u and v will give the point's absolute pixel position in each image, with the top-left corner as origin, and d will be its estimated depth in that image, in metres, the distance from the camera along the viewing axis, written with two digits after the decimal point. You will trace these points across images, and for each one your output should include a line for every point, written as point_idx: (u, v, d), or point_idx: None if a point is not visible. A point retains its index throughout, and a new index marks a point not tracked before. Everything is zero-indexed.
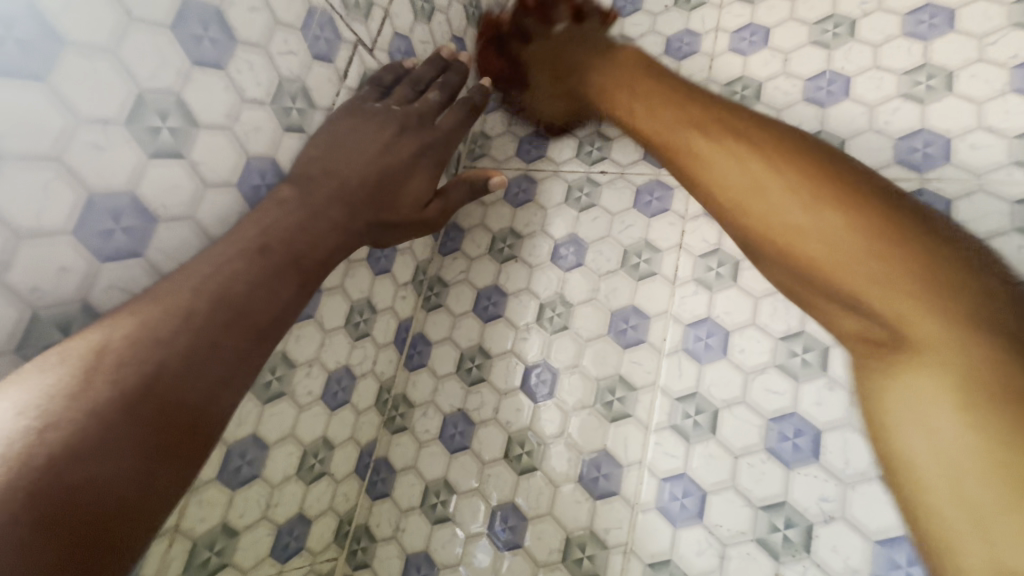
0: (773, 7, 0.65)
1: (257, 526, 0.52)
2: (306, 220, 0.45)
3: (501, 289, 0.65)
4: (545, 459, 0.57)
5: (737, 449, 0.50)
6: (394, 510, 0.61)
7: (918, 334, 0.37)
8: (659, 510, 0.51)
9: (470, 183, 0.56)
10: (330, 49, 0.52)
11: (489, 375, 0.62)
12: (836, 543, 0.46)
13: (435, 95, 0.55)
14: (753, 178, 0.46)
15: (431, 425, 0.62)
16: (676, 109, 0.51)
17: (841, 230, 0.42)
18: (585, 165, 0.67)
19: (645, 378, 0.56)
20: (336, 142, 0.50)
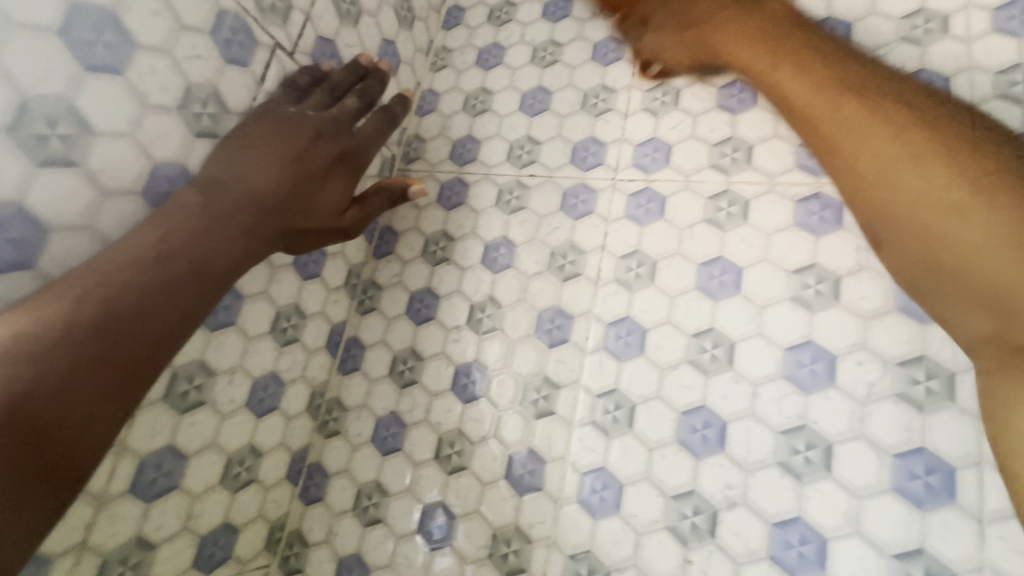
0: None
1: (177, 538, 0.51)
2: (211, 224, 0.45)
3: (434, 291, 0.65)
4: (475, 457, 0.58)
5: (652, 442, 0.53)
6: (327, 513, 0.60)
7: (931, 226, 0.45)
8: (580, 503, 0.53)
9: (389, 191, 0.57)
10: (246, 53, 0.52)
11: (421, 377, 0.62)
12: (738, 526, 0.49)
13: (350, 102, 0.55)
14: (808, 94, 0.53)
15: (364, 428, 0.62)
16: (759, 47, 0.56)
17: (889, 159, 0.48)
18: (516, 167, 0.67)
19: (568, 376, 0.58)
20: (247, 144, 0.50)
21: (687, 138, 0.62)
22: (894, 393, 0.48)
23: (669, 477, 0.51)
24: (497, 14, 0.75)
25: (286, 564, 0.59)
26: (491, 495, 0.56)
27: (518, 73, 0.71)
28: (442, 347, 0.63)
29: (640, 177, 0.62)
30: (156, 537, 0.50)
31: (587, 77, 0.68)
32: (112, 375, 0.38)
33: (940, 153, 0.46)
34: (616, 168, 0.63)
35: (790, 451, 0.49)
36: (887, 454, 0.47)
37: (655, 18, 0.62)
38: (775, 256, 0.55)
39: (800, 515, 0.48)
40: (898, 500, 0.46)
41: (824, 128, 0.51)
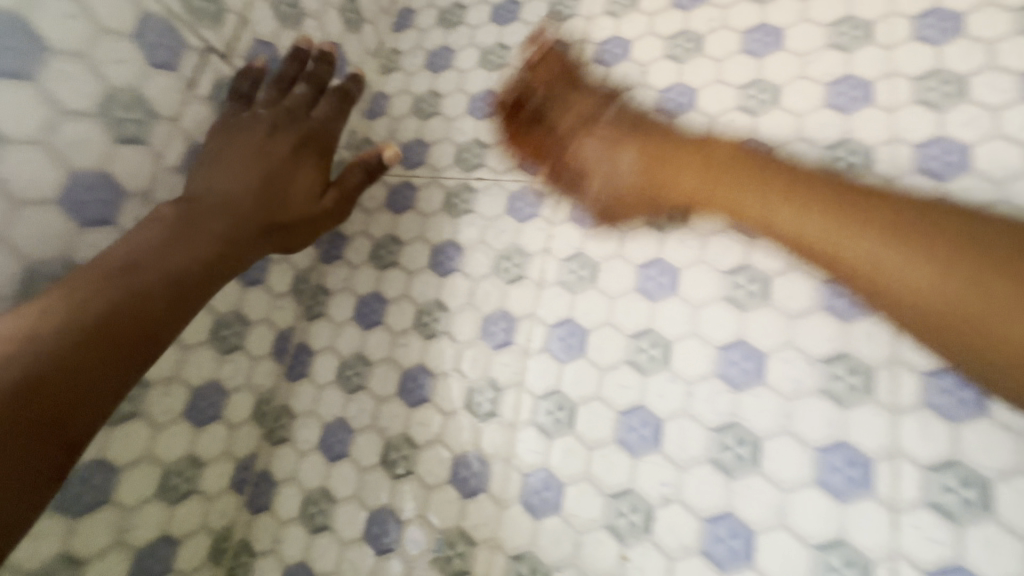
0: (636, 22, 0.69)
1: (108, 553, 0.50)
2: (183, 234, 0.49)
3: (382, 296, 0.65)
4: (421, 462, 0.58)
5: (591, 442, 0.54)
6: (273, 522, 0.59)
7: (929, 300, 0.45)
8: (523, 504, 0.54)
9: (366, 163, 0.62)
10: (170, 57, 0.53)
11: (368, 382, 0.62)
12: (673, 521, 0.50)
13: (302, 90, 0.59)
14: (799, 219, 0.51)
15: (311, 435, 0.61)
16: (675, 162, 0.57)
17: (857, 243, 0.48)
18: (464, 171, 0.68)
19: (510, 377, 0.58)
20: (215, 156, 0.54)
21: (628, 141, 0.63)
22: (818, 389, 0.51)
23: (608, 476, 0.53)
24: (446, 17, 0.76)
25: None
26: (438, 501, 0.56)
27: (467, 76, 0.72)
28: (389, 352, 0.63)
29: (584, 180, 0.63)
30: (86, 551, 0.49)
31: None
32: (81, 386, 0.41)
33: (913, 229, 0.47)
34: (559, 171, 0.64)
35: (721, 448, 0.51)
36: (812, 449, 0.49)
37: (567, 123, 0.65)
38: (710, 255, 0.57)
39: (730, 511, 0.50)
40: (821, 493, 0.48)
41: (756, 213, 0.53)
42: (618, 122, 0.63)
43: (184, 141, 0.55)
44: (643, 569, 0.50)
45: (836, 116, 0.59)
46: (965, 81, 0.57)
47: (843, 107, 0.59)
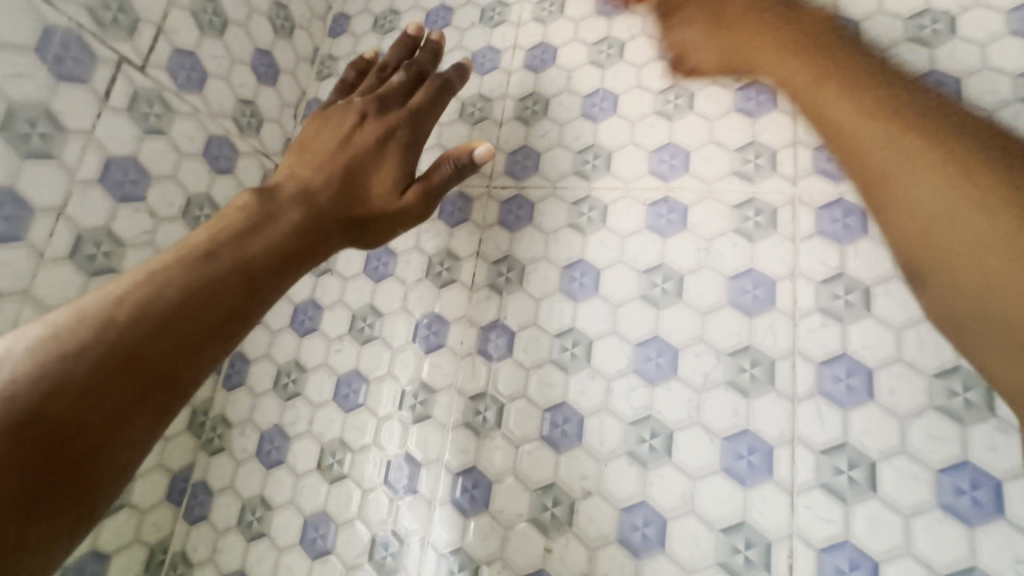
0: (629, 22, 0.63)
1: None
2: (259, 224, 0.46)
3: (441, 316, 0.60)
4: (497, 495, 0.53)
5: (693, 471, 0.49)
6: (211, 532, 0.58)
7: (1003, 286, 0.36)
8: (621, 542, 0.49)
9: (457, 158, 0.51)
10: (86, 74, 0.53)
11: (431, 411, 0.57)
12: (791, 553, 0.46)
13: (400, 77, 0.56)
14: (882, 142, 0.44)
15: (248, 444, 0.61)
16: (831, 88, 0.49)
17: (972, 215, 0.38)
18: (516, 180, 0.62)
19: (554, 397, 0.54)
20: (306, 151, 0.53)
21: (704, 144, 0.57)
22: (933, 407, 0.45)
23: (715, 508, 0.48)
24: (380, 22, 0.72)
25: None
26: (509, 542, 0.51)
27: (484, 81, 0.66)
28: (388, 366, 0.59)
29: (657, 186, 0.57)
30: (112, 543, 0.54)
31: (521, 84, 0.65)
32: (145, 367, 0.37)
33: (980, 175, 0.39)
34: (629, 177, 0.58)
35: (833, 471, 0.46)
36: (932, 471, 0.44)
37: (690, 14, 0.58)
38: (803, 267, 0.51)
39: (847, 539, 0.45)
40: (949, 519, 0.43)
41: (893, 182, 0.43)
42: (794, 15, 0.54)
43: (99, 152, 0.54)
44: (564, 560, 0.50)
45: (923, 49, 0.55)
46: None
47: None
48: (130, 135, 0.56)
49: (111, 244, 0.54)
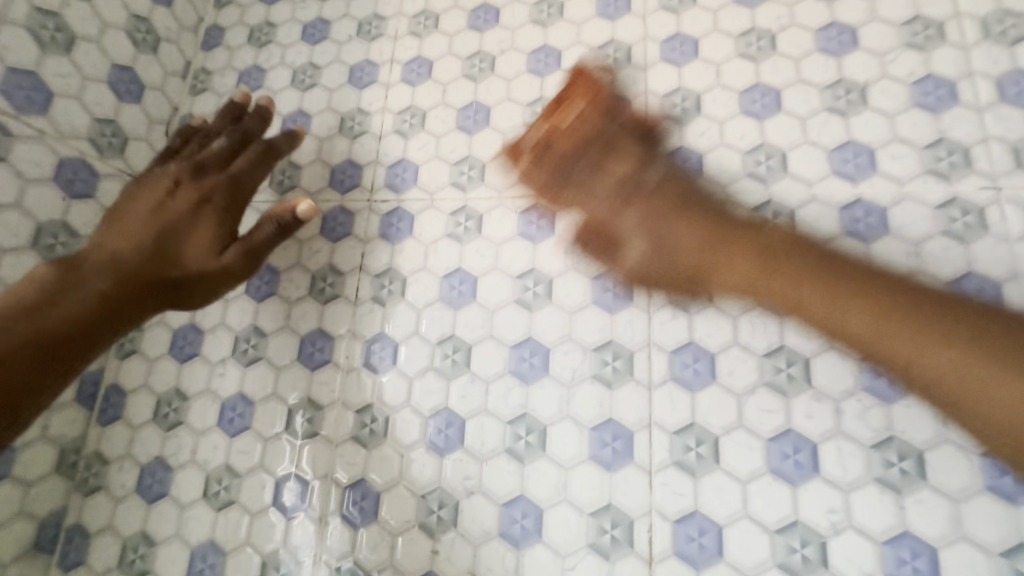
0: (498, 36, 0.71)
1: None
2: (58, 296, 0.51)
3: (323, 333, 0.63)
4: (385, 503, 0.56)
5: (566, 461, 0.54)
6: (109, 501, 0.61)
7: (990, 413, 0.40)
8: (502, 536, 0.53)
9: (278, 218, 0.57)
10: (43, 99, 0.61)
11: (324, 429, 0.60)
12: (650, 527, 0.51)
13: (222, 144, 0.62)
14: (931, 360, 0.42)
15: (127, 479, 0.62)
16: (837, 303, 0.46)
17: (940, 350, 0.42)
18: (396, 193, 0.67)
19: (475, 405, 0.57)
20: (119, 217, 0.58)
21: None
22: (764, 382, 0.52)
23: (667, 501, 0.51)
24: (256, 36, 0.79)
25: (66, 557, 0.60)
26: (469, 519, 0.54)
27: (335, 94, 0.73)
28: (273, 387, 0.62)
29: (528, 195, 0.63)
30: (44, 508, 0.60)
31: (397, 98, 0.71)
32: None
33: (959, 328, 0.42)
34: (502, 188, 0.64)
35: (683, 449, 0.52)
36: (763, 439, 0.51)
37: (645, 236, 0.54)
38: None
39: (696, 509, 0.50)
40: (777, 481, 0.50)
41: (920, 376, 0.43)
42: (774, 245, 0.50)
43: (52, 157, 0.62)
44: (451, 560, 0.53)
45: (839, 119, 0.59)
46: (956, 84, 0.58)
47: (853, 177, 0.57)
48: (57, 135, 0.62)
49: (67, 235, 0.62)
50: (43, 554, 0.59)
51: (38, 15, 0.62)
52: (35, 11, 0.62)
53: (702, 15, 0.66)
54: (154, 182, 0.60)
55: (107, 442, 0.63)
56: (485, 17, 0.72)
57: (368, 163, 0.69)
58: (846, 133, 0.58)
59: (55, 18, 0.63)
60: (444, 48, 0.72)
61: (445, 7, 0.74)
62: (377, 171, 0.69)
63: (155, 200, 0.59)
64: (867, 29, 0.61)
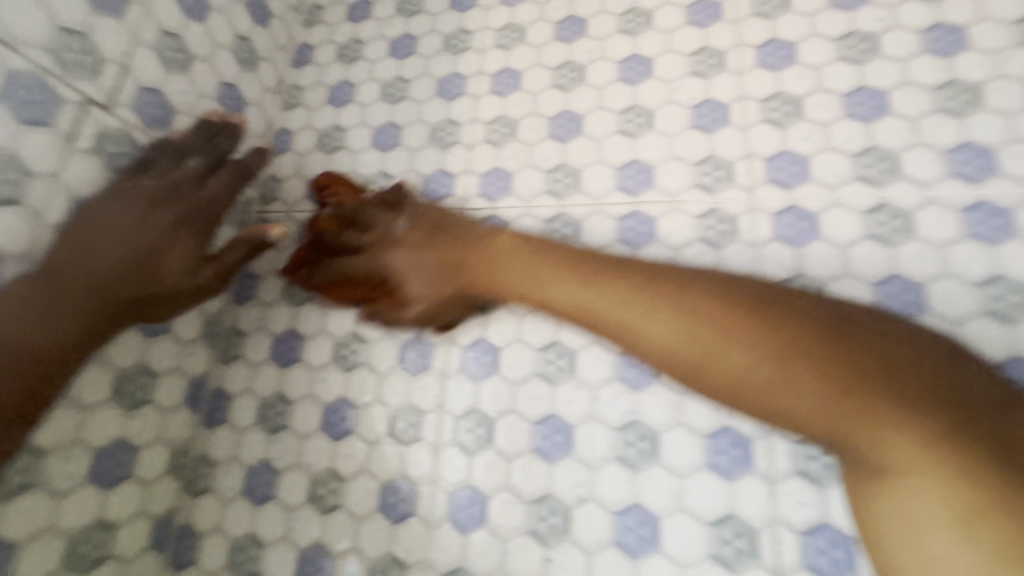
0: (587, 47, 0.72)
1: (98, 548, 0.56)
2: (34, 321, 0.47)
3: (423, 339, 0.64)
4: (494, 509, 0.56)
5: (681, 469, 0.53)
6: (217, 502, 0.63)
7: (775, 405, 0.45)
8: (617, 545, 0.52)
9: (247, 243, 0.59)
10: (166, 115, 0.61)
11: (425, 434, 0.61)
12: (776, 539, 0.49)
13: (196, 163, 0.58)
14: (732, 346, 0.46)
15: (234, 481, 0.63)
16: (642, 309, 0.51)
17: (749, 354, 0.46)
18: (490, 201, 0.68)
19: (580, 411, 0.57)
20: (88, 229, 0.51)
21: (743, 157, 0.61)
22: None
23: (791, 511, 0.50)
24: (345, 52, 0.81)
25: (178, 554, 0.62)
26: (583, 527, 0.53)
27: (424, 107, 0.75)
28: (375, 393, 0.63)
29: (626, 201, 0.63)
30: (157, 508, 0.61)
31: (487, 109, 0.73)
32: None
33: (871, 398, 0.41)
34: (598, 195, 0.64)
35: (807, 458, 0.51)
36: None
37: (480, 268, 0.60)
38: (766, 269, 0.57)
39: (825, 520, 0.49)
40: None
41: (761, 394, 0.45)
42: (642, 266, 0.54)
43: None
44: (565, 568, 0.53)
45: (953, 120, 0.57)
46: None
47: (973, 179, 0.55)
48: None
49: None
50: (157, 553, 0.61)
51: (162, 35, 0.63)
52: (160, 30, 0.62)
53: (799, 20, 0.65)
54: (122, 194, 0.54)
55: (214, 444, 0.65)
56: (572, 28, 0.73)
57: (462, 172, 0.70)
58: (962, 134, 0.57)
59: (176, 38, 0.64)
60: (532, 58, 0.73)
61: (532, 19, 0.76)
62: (471, 178, 0.69)
63: (127, 217, 0.52)
64: (978, 27, 0.60)
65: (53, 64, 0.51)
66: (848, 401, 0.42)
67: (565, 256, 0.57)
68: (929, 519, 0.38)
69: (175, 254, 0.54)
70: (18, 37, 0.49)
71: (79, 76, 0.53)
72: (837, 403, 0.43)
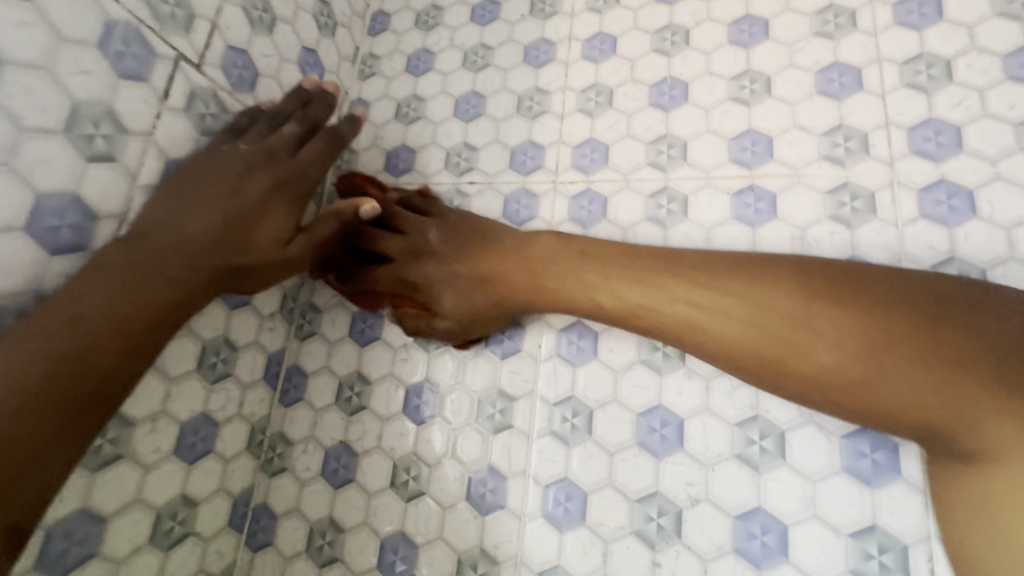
0: (691, 7, 0.65)
1: (178, 526, 0.53)
2: (132, 286, 0.43)
3: (513, 320, 0.60)
4: (594, 506, 0.52)
5: (812, 472, 0.48)
6: (295, 483, 0.61)
7: (884, 402, 0.43)
8: (738, 553, 0.48)
9: (340, 214, 0.56)
10: (252, 78, 0.58)
11: (514, 421, 0.56)
12: (930, 557, 0.45)
13: (292, 128, 0.55)
14: (761, 339, 0.47)
15: (311, 462, 0.61)
16: (701, 295, 0.49)
17: (826, 347, 0.45)
18: (585, 174, 0.63)
19: (691, 404, 0.52)
20: (185, 192, 0.49)
21: (880, 126, 0.55)
22: None
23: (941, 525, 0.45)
24: (423, 18, 0.77)
25: (254, 534, 0.60)
26: (698, 531, 0.49)
27: (511, 74, 0.70)
28: (459, 376, 0.60)
29: (741, 174, 0.57)
30: (235, 486, 0.59)
31: (579, 76, 0.67)
32: (6, 446, 0.37)
33: (947, 375, 0.42)
34: (709, 167, 0.58)
35: None
36: None
37: (519, 282, 0.56)
38: (910, 251, 0.51)
39: None
40: None
41: (860, 398, 0.44)
42: (655, 257, 0.53)
43: None
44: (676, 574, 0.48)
45: None
46: None
47: None
48: None
49: None
50: (234, 533, 0.58)
51: None
52: None
53: None
54: (219, 159, 0.51)
55: (291, 423, 0.63)
56: None
57: (553, 143, 0.65)
58: None
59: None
60: (630, 20, 0.67)
61: None
62: (564, 150, 0.64)
63: (224, 182, 0.50)
64: None
65: (149, 16, 0.49)
66: (943, 402, 0.41)
67: (593, 253, 0.54)
68: None
69: (268, 221, 0.51)
70: None
71: (172, 32, 0.51)
72: (938, 398, 0.42)
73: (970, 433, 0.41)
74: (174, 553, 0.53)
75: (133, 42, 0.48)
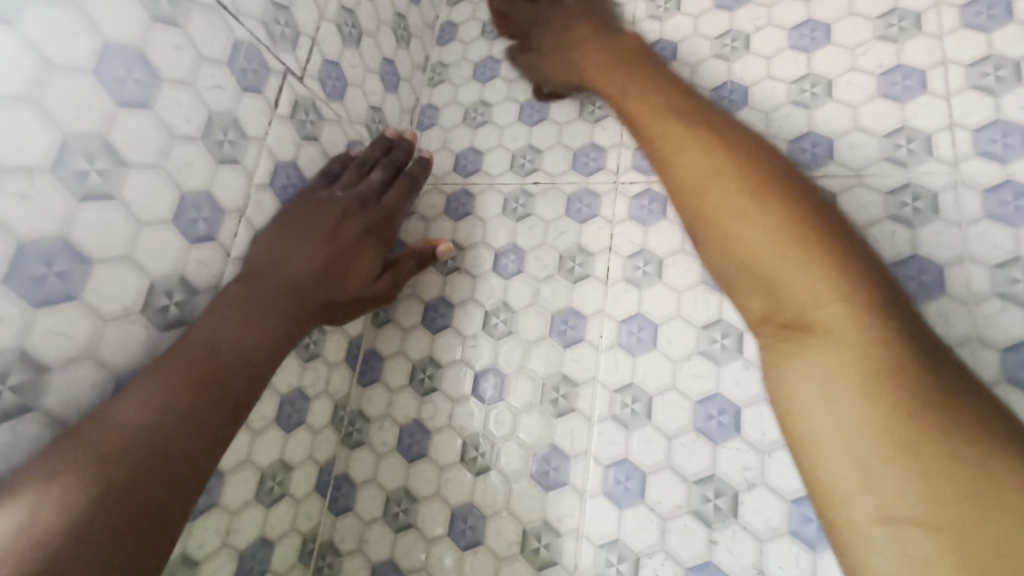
0: (753, 14, 0.68)
1: (276, 486, 0.60)
2: (254, 320, 0.50)
3: (576, 311, 0.64)
4: (653, 486, 0.55)
5: None
6: (372, 455, 0.67)
7: (733, 234, 0.48)
8: (793, 535, 0.50)
9: (420, 253, 0.63)
10: (342, 88, 0.65)
11: (576, 404, 0.61)
12: None
13: (378, 175, 0.62)
14: (695, 169, 0.53)
15: (387, 437, 0.67)
16: (682, 138, 0.55)
17: (729, 187, 0.50)
18: (645, 174, 0.66)
19: (748, 393, 0.55)
20: (291, 234, 0.55)
21: (944, 128, 0.56)
22: None
23: None
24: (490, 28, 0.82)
25: (336, 499, 0.66)
26: (753, 513, 0.52)
27: None
28: (524, 362, 0.64)
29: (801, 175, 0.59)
30: (321, 455, 0.65)
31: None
32: (167, 461, 0.42)
33: (839, 289, 0.42)
34: None
35: None
36: None
37: (591, 50, 0.66)
38: (973, 251, 0.52)
39: None
40: None
41: (722, 222, 0.49)
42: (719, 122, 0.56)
43: (344, 139, 0.65)
44: (732, 552, 0.51)
45: None
46: None
47: None
48: (349, 120, 0.66)
49: None
50: (320, 498, 0.65)
51: (341, 12, 0.66)
52: (340, 8, 0.66)
53: None
54: (318, 204, 0.57)
55: (369, 401, 0.69)
56: None
57: (614, 144, 0.69)
58: None
59: (351, 15, 0.68)
60: (692, 26, 0.70)
61: None
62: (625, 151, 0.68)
63: (325, 226, 0.56)
64: None
65: (264, 36, 0.56)
66: (819, 284, 0.43)
67: (660, 101, 0.59)
68: (841, 388, 0.38)
69: (359, 261, 0.58)
70: (240, 13, 0.54)
71: (281, 48, 0.57)
72: (814, 281, 0.43)
73: (827, 338, 0.40)
74: (273, 512, 0.60)
75: (251, 59, 0.54)
